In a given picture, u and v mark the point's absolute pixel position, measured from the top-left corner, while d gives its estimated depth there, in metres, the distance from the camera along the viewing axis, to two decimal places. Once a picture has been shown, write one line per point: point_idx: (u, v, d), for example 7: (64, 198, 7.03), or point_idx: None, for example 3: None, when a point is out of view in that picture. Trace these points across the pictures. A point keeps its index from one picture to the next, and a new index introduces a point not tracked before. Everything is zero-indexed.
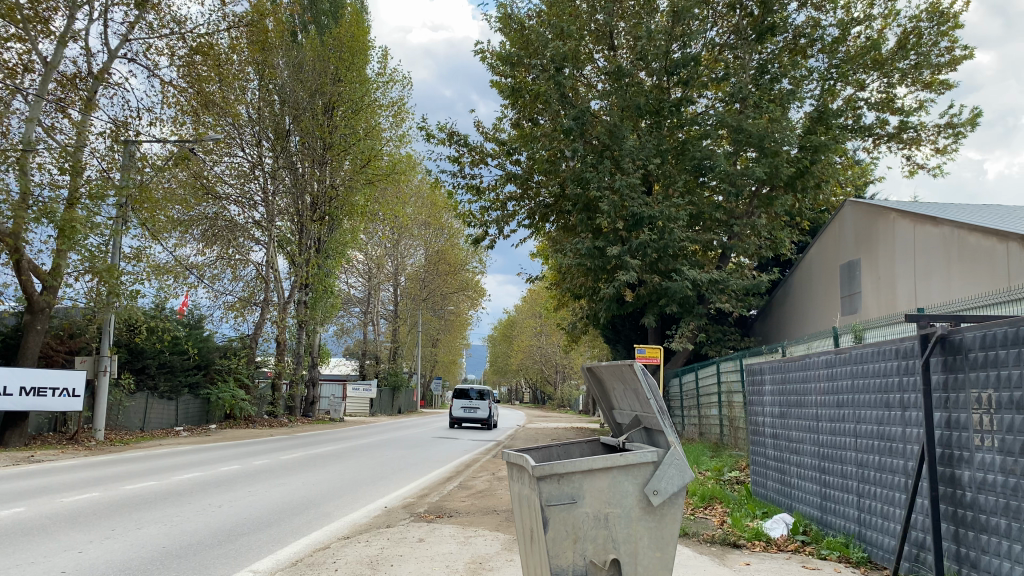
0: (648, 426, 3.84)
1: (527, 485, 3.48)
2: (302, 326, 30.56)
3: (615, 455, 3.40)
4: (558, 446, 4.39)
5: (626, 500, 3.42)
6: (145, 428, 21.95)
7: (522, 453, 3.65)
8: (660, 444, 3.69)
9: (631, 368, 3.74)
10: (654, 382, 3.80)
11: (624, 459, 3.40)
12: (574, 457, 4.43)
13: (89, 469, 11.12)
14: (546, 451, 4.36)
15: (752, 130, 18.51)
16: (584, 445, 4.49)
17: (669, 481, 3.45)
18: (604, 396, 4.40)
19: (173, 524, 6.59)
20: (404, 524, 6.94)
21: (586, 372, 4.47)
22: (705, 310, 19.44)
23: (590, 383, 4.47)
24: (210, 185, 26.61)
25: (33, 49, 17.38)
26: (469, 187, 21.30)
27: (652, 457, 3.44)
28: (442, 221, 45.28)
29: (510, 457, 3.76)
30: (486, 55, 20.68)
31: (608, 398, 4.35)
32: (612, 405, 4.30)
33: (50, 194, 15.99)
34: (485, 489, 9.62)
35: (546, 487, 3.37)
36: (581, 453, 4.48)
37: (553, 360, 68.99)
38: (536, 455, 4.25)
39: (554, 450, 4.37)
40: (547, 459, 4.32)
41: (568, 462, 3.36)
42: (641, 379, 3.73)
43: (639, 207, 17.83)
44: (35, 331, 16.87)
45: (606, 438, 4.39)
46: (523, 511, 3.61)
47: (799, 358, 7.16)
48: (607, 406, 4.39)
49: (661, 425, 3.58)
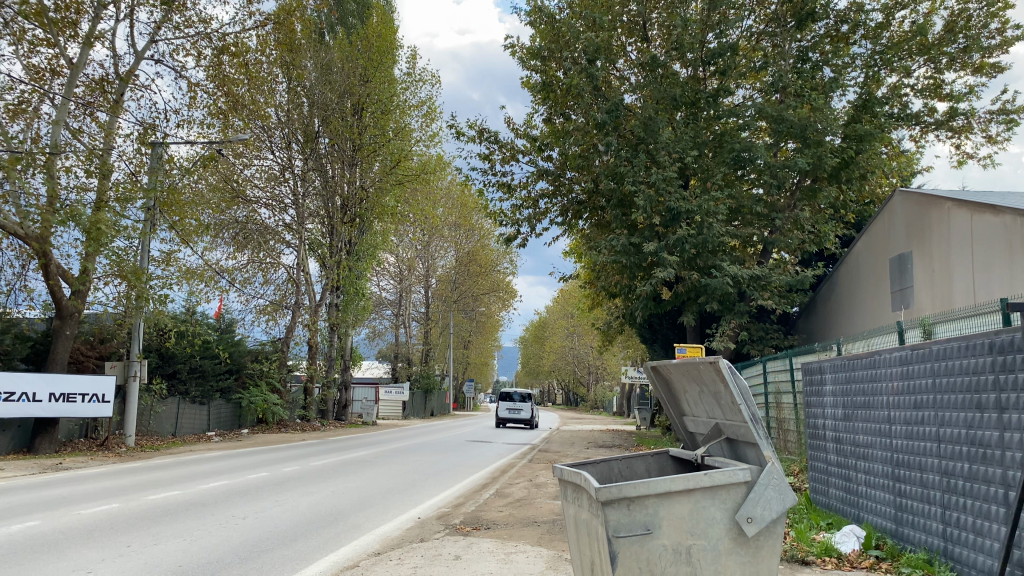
0: (732, 438, 3.50)
1: (586, 506, 3.18)
2: (334, 329, 30.31)
3: (698, 474, 3.06)
4: (618, 458, 4.09)
5: (714, 530, 3.08)
6: (177, 434, 21.76)
7: (577, 468, 3.34)
8: (751, 459, 3.34)
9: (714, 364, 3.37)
10: (743, 383, 3.42)
11: (708, 480, 3.06)
12: (638, 472, 4.09)
13: (113, 478, 10.76)
14: (606, 465, 4.06)
15: (794, 120, 17.95)
16: (649, 459, 4.17)
17: (764, 506, 3.09)
18: (674, 401, 4.10)
19: (192, 540, 6.15)
20: (439, 539, 6.45)
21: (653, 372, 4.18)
22: (746, 308, 18.77)
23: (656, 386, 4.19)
24: (240, 188, 26.53)
25: (61, 53, 17.27)
26: (499, 185, 20.77)
27: (744, 475, 3.09)
28: (472, 222, 44.91)
29: (564, 470, 3.45)
30: (516, 49, 20.12)
31: (678, 404, 4.07)
32: (684, 412, 4.01)
33: (77, 197, 15.77)
34: (524, 498, 9.11)
35: (611, 510, 3.05)
36: (647, 467, 4.15)
37: (586, 361, 68.39)
38: (593, 469, 3.95)
39: (614, 464, 4.06)
40: (605, 477, 4.01)
41: (638, 484, 3.03)
42: (732, 384, 3.35)
43: (677, 201, 17.19)
44: (63, 336, 16.66)
45: (678, 451, 4.05)
46: (584, 539, 3.28)
47: (867, 355, 6.57)
48: (677, 413, 4.11)
49: (756, 438, 3.22)
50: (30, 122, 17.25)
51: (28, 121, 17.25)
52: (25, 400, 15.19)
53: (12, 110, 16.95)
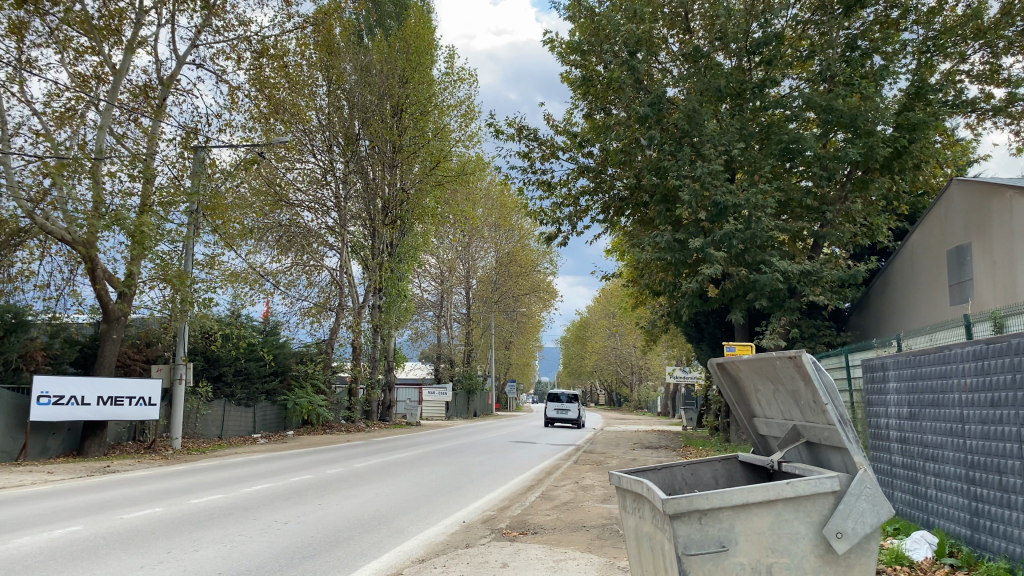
0: (817, 441, 3.41)
1: (657, 520, 3.13)
2: (377, 331, 30.32)
3: (781, 484, 3.01)
4: (683, 465, 4.13)
5: (797, 545, 3.01)
6: (223, 436, 21.92)
7: (643, 479, 3.30)
8: (836, 466, 3.27)
9: (798, 361, 3.26)
10: (827, 377, 3.31)
11: (792, 489, 3.01)
12: (703, 478, 4.14)
13: (157, 481, 10.75)
14: (669, 472, 4.12)
15: (844, 110, 17.51)
16: (717, 465, 4.18)
17: (855, 518, 3.02)
18: (746, 398, 4.06)
19: (234, 545, 6.03)
20: (486, 544, 6.25)
21: (719, 370, 4.14)
22: (797, 304, 18.28)
23: (723, 384, 4.15)
24: (282, 191, 26.70)
25: (105, 60, 17.48)
26: (540, 183, 20.48)
27: (831, 485, 3.03)
28: (512, 222, 44.70)
29: (627, 479, 3.42)
30: (555, 45, 19.82)
31: (750, 401, 4.03)
32: (758, 410, 3.97)
33: (121, 202, 15.89)
34: (571, 501, 8.87)
35: (688, 522, 3.00)
36: (713, 474, 4.17)
37: (629, 361, 67.83)
38: (654, 477, 4.02)
39: (678, 470, 4.11)
40: (668, 484, 4.09)
41: (715, 496, 2.98)
42: (815, 379, 3.24)
43: (723, 195, 16.79)
44: (110, 340, 16.83)
45: (748, 455, 4.06)
46: (654, 557, 3.22)
47: (934, 350, 6.20)
48: (749, 411, 4.07)
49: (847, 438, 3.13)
50: (76, 129, 17.49)
51: (74, 127, 17.50)
52: (73, 404, 15.34)
53: (59, 116, 17.26)
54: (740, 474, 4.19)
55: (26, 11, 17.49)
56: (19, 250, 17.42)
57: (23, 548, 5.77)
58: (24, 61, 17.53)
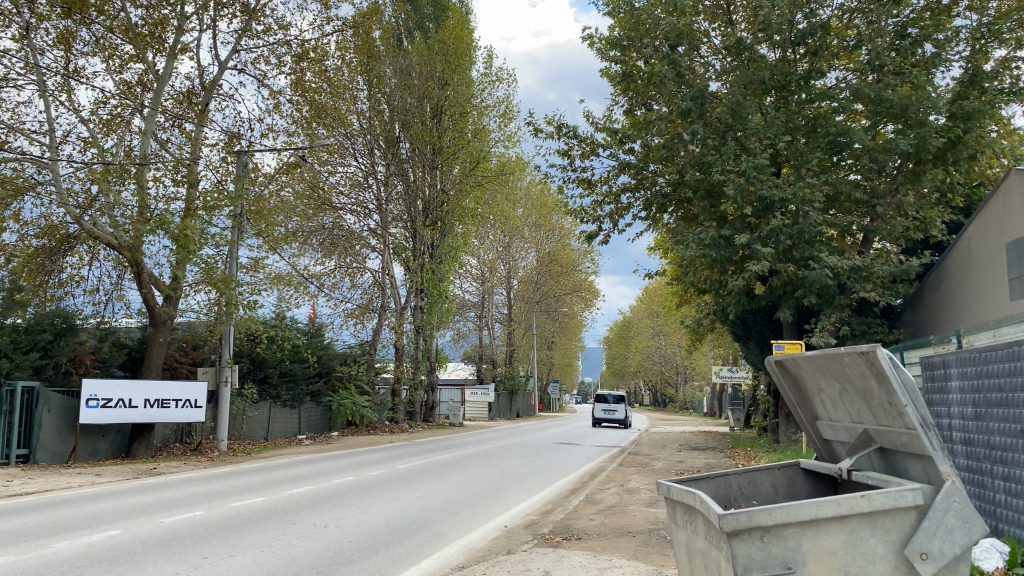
0: (893, 447, 3.17)
1: (712, 535, 2.97)
2: (419, 332, 30.36)
3: (855, 498, 2.80)
4: (739, 473, 3.92)
5: (875, 564, 2.79)
6: (270, 437, 22.12)
7: (697, 490, 3.14)
8: (917, 476, 3.04)
9: (872, 358, 3.02)
10: (906, 375, 3.04)
11: (867, 503, 2.79)
12: (761, 487, 3.92)
13: (200, 484, 10.80)
14: (724, 480, 3.91)
15: (894, 100, 17.01)
16: (776, 474, 3.96)
17: (943, 537, 2.76)
18: (808, 400, 3.83)
19: (272, 551, 5.97)
20: (528, 551, 6.08)
21: (779, 369, 3.91)
22: (847, 301, 17.80)
23: (784, 385, 3.92)
24: (325, 195, 26.92)
25: (148, 67, 17.74)
26: (580, 181, 20.24)
27: (913, 498, 2.79)
28: (552, 222, 44.57)
29: (678, 490, 3.25)
30: (595, 41, 19.57)
31: (814, 403, 3.80)
32: (822, 413, 3.74)
33: (165, 207, 16.06)
34: (616, 505, 8.66)
35: (748, 539, 2.84)
36: (772, 483, 3.95)
37: (673, 360, 67.15)
38: (707, 487, 3.83)
39: (733, 479, 3.90)
40: (721, 494, 3.88)
41: (778, 511, 2.82)
42: (892, 377, 2.98)
43: (769, 190, 16.43)
44: (157, 343, 17.04)
45: (812, 463, 3.85)
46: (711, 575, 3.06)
47: (1003, 347, 5.84)
48: (812, 414, 3.85)
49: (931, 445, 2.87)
50: (122, 136, 17.77)
51: (120, 134, 17.79)
52: (121, 406, 15.55)
53: (105, 124, 17.56)
54: (802, 482, 3.95)
55: (72, 21, 17.82)
56: (68, 256, 17.75)
57: (62, 553, 5.77)
58: (71, 69, 17.86)
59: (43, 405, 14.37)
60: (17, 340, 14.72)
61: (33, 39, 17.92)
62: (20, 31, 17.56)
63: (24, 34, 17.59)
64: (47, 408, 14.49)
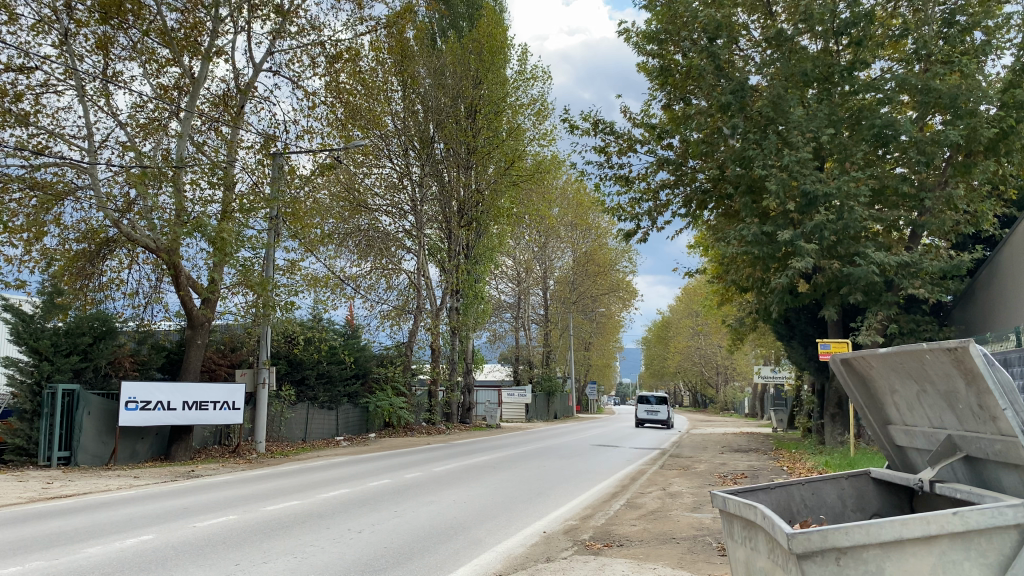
0: (979, 455, 2.98)
1: (779, 554, 2.76)
2: (455, 333, 30.20)
3: (946, 516, 2.52)
4: (801, 484, 3.76)
5: None
6: (307, 439, 22.14)
7: (757, 503, 2.95)
8: (1012, 487, 2.82)
9: (963, 355, 2.70)
10: (1004, 375, 2.69)
11: (960, 522, 2.51)
12: (826, 498, 3.76)
13: (237, 486, 10.74)
14: (786, 492, 3.75)
15: (943, 90, 16.46)
16: (843, 484, 3.81)
17: None
18: (878, 402, 3.70)
19: (306, 556, 5.82)
20: (569, 558, 5.87)
21: (844, 366, 3.74)
22: (895, 298, 17.25)
23: (850, 384, 3.76)
24: (361, 196, 26.94)
25: (184, 71, 17.87)
26: (617, 178, 19.89)
27: (1013, 517, 2.50)
28: (589, 221, 44.22)
29: (737, 503, 3.08)
30: (631, 35, 19.22)
31: (885, 406, 3.66)
32: (896, 417, 3.61)
33: (202, 209, 16.08)
34: (658, 509, 8.38)
35: (821, 562, 2.62)
36: (839, 494, 3.79)
37: (713, 360, 66.21)
38: (767, 498, 3.67)
39: (795, 490, 3.74)
40: (785, 505, 3.70)
41: (857, 530, 2.57)
42: (990, 381, 2.65)
43: (812, 184, 15.99)
44: (195, 345, 17.10)
45: (882, 473, 3.75)
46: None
47: None
48: (883, 416, 3.72)
49: None
50: (159, 139, 17.89)
51: (157, 137, 17.91)
52: (160, 408, 15.60)
53: (143, 128, 17.69)
54: (873, 493, 3.80)
55: (111, 27, 18.00)
56: (108, 259, 17.91)
57: (95, 557, 5.69)
58: (109, 74, 18.03)
59: (82, 408, 14.45)
60: (57, 343, 14.85)
61: (72, 44, 18.13)
62: (60, 37, 17.79)
63: (63, 40, 17.79)
64: (88, 410, 14.58)
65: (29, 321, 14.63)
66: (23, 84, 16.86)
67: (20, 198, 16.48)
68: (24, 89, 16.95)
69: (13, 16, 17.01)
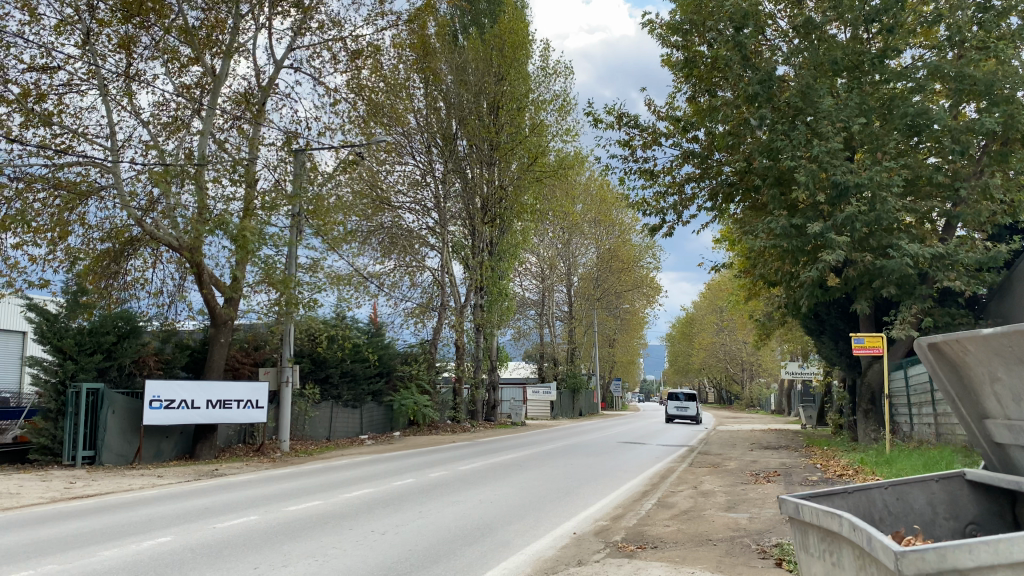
0: None
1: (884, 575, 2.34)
2: (479, 330, 30.02)
3: None
4: (885, 488, 3.53)
5: None
6: (332, 437, 22.06)
7: (840, 513, 2.68)
8: None
9: None
10: None
11: None
12: (915, 504, 3.53)
13: (260, 486, 10.59)
14: (868, 497, 3.53)
15: (978, 76, 16.02)
16: (933, 488, 3.55)
17: None
18: (974, 394, 3.34)
19: (327, 559, 5.62)
20: (603, 562, 5.62)
21: (936, 354, 3.35)
22: (930, 291, 16.80)
23: (941, 373, 3.40)
24: (385, 194, 26.87)
25: (206, 69, 17.82)
26: (641, 172, 19.57)
27: None
28: (612, 218, 43.91)
29: (816, 513, 2.83)
30: (655, 26, 18.91)
31: (982, 399, 3.30)
32: (996, 412, 3.26)
33: (224, 207, 16.01)
34: (691, 509, 8.12)
35: None
36: (929, 499, 3.54)
37: (739, 357, 65.56)
38: (846, 502, 3.47)
39: (878, 494, 3.51)
40: (870, 512, 3.47)
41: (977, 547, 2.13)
42: None
43: (843, 175, 15.60)
44: (219, 344, 17.07)
45: (978, 474, 3.47)
46: None
47: None
48: (979, 410, 3.36)
49: None
50: (182, 138, 17.87)
51: (180, 136, 17.88)
52: (184, 407, 15.55)
53: (166, 126, 17.68)
54: (967, 498, 3.52)
55: (134, 27, 18.01)
56: (132, 259, 17.91)
57: (111, 561, 5.53)
58: (131, 74, 18.02)
59: (108, 407, 14.44)
60: (81, 342, 14.80)
61: (94, 45, 18.13)
62: (83, 37, 17.79)
63: (86, 40, 17.80)
64: (112, 409, 14.54)
65: (53, 320, 14.64)
66: (47, 84, 16.89)
67: (44, 198, 16.50)
68: (48, 90, 16.98)
69: (36, 17, 17.04)
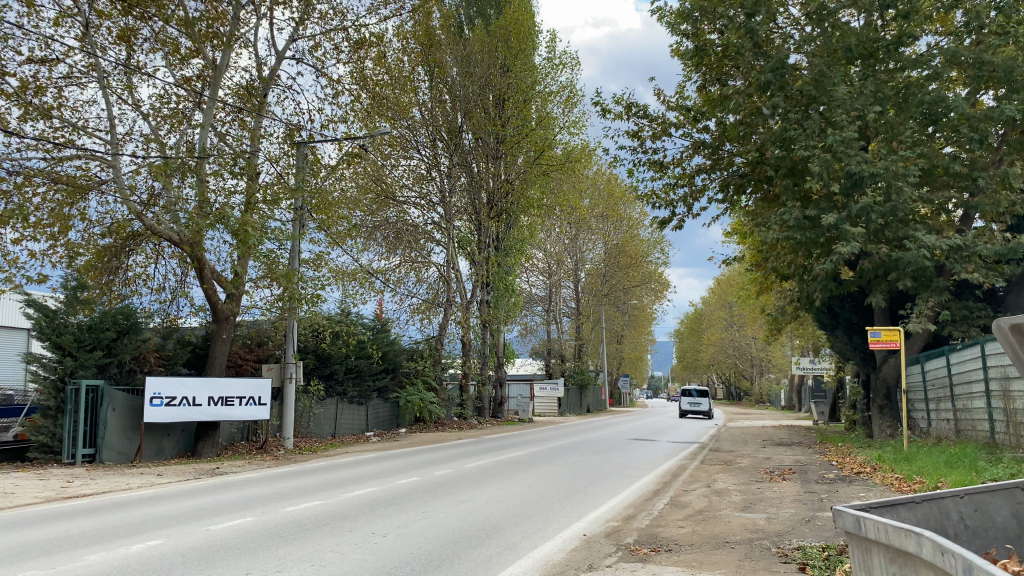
0: None
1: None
2: (486, 326, 29.67)
3: None
4: (962, 499, 3.38)
5: None
6: (337, 434, 21.78)
7: (917, 531, 2.47)
8: None
9: None
10: None
11: None
12: (997, 516, 3.43)
13: (259, 485, 10.27)
14: (941, 507, 3.36)
15: (997, 62, 15.61)
16: (1014, 497, 3.48)
17: None
18: None
19: (323, 564, 5.28)
20: (615, 567, 5.28)
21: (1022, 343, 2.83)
22: (947, 283, 16.38)
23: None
24: (390, 188, 26.58)
25: (207, 60, 17.52)
26: (651, 163, 19.20)
27: None
28: (620, 212, 43.55)
29: (887, 528, 2.63)
30: (664, 14, 18.52)
31: None
32: None
33: (225, 200, 15.71)
34: (706, 509, 7.76)
35: None
36: (1010, 510, 3.47)
37: (748, 352, 65.06)
38: (913, 514, 3.26)
39: (954, 506, 3.36)
40: (942, 522, 3.31)
41: None
42: None
43: (858, 164, 15.21)
44: (221, 340, 16.76)
45: None
46: None
47: None
48: None
49: None
50: (183, 131, 17.59)
51: (181, 129, 17.59)
52: (186, 405, 15.29)
53: (167, 119, 17.40)
54: None
55: (135, 18, 17.74)
56: (134, 254, 17.65)
57: (94, 566, 5.20)
58: (132, 66, 17.75)
59: (107, 405, 14.21)
60: (81, 338, 14.55)
61: (93, 36, 17.85)
62: (82, 29, 17.51)
63: (85, 32, 17.52)
64: (112, 406, 14.30)
65: (52, 316, 14.35)
66: (46, 77, 16.65)
67: (44, 192, 16.23)
68: (47, 82, 16.72)
69: (34, 8, 16.77)
